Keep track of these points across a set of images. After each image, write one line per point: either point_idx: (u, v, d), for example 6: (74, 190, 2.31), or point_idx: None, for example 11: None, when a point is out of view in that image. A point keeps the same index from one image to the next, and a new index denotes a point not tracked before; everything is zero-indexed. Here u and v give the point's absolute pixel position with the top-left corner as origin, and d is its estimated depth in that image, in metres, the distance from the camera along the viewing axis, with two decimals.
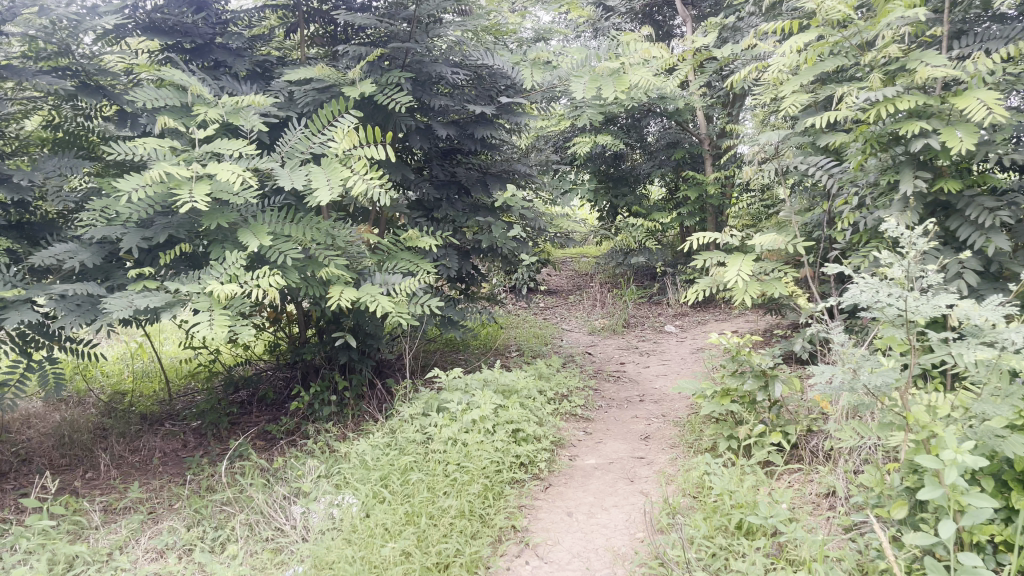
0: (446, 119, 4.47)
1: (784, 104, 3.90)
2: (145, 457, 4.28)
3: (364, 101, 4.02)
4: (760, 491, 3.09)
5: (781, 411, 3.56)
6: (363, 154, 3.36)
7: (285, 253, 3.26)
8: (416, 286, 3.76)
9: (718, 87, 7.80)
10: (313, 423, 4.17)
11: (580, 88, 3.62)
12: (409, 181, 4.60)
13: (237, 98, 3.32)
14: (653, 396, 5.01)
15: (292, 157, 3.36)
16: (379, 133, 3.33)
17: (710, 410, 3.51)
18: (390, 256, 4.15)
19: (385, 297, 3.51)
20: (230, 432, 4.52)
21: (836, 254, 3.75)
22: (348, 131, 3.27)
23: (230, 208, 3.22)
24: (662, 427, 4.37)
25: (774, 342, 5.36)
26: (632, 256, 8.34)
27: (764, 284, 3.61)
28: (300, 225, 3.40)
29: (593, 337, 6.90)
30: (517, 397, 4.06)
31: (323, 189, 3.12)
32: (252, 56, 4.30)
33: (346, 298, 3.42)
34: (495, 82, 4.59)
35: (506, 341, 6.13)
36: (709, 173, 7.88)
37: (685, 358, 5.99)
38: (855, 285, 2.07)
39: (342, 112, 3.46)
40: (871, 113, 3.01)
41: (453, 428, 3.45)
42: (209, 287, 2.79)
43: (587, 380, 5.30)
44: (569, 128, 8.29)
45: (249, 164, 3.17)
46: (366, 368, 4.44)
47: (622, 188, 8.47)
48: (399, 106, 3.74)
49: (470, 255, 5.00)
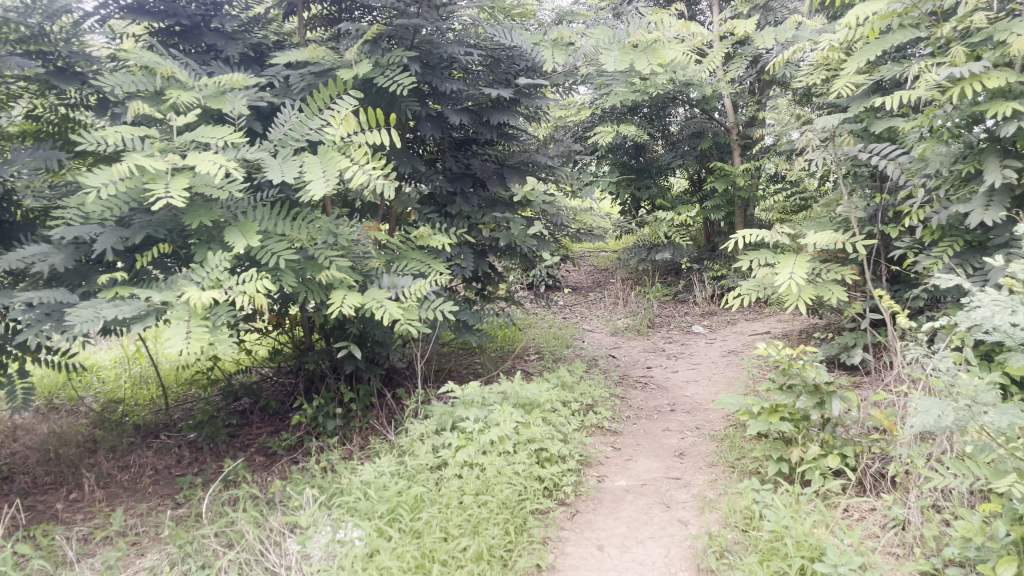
0: (459, 106, 4.09)
1: (838, 85, 3.50)
2: (135, 475, 3.96)
3: (365, 84, 3.66)
4: (820, 528, 2.70)
5: (837, 431, 3.17)
6: (364, 141, 3.01)
7: (278, 255, 2.91)
8: (427, 290, 3.40)
9: (746, 74, 7.41)
10: (317, 440, 3.82)
11: (611, 63, 3.28)
12: (419, 174, 4.24)
13: (218, 81, 3.06)
14: (685, 406, 4.63)
15: (285, 146, 3.02)
16: (382, 117, 2.98)
17: (757, 431, 3.13)
18: (399, 256, 3.79)
19: (392, 303, 3.14)
20: (228, 446, 4.19)
21: (897, 255, 3.36)
22: (345, 116, 2.92)
23: (216, 205, 2.88)
24: (697, 442, 3.99)
25: (815, 347, 4.96)
26: (656, 252, 7.94)
27: (817, 287, 3.22)
28: (295, 223, 3.05)
29: (616, 338, 6.51)
30: (540, 412, 3.68)
31: (319, 181, 2.77)
32: (246, 38, 3.95)
33: (349, 305, 3.05)
34: (513, 65, 4.10)
35: (525, 344, 5.76)
36: (738, 164, 7.47)
37: (716, 362, 5.62)
38: (986, 305, 1.98)
39: (340, 95, 3.11)
40: (954, 93, 2.61)
41: (469, 451, 3.08)
42: (187, 295, 2.43)
43: (613, 387, 4.92)
44: (588, 117, 7.90)
45: (236, 155, 2.84)
46: (374, 378, 4.09)
47: (645, 180, 8.09)
48: (404, 88, 3.39)
49: (487, 253, 4.64)
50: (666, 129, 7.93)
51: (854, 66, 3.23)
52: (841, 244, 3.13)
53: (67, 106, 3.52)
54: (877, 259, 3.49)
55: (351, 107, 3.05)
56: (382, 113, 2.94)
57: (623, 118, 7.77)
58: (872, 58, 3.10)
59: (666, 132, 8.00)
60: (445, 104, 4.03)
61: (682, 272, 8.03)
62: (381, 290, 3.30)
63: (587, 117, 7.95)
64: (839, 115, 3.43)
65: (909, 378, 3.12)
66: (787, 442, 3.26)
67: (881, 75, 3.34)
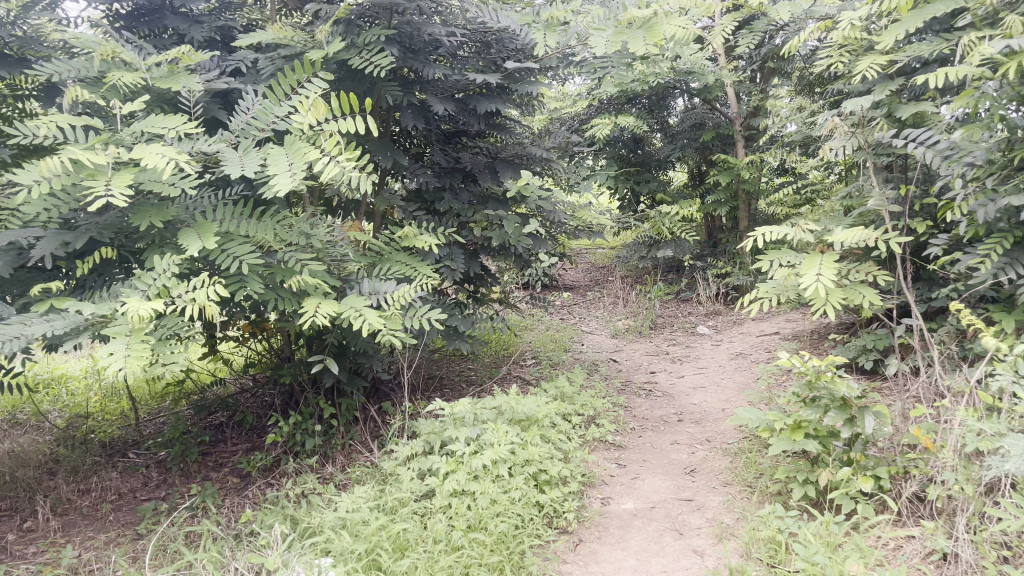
0: (445, 94, 3.78)
1: (861, 67, 3.25)
2: (97, 499, 3.63)
3: (341, 68, 3.35)
4: (858, 565, 2.37)
5: (869, 451, 2.85)
6: (336, 129, 2.70)
7: (240, 260, 2.58)
8: (412, 295, 3.07)
9: (750, 61, 7.12)
10: (295, 460, 3.49)
11: (600, 48, 2.70)
12: (403, 168, 3.91)
13: (168, 61, 2.84)
14: (693, 416, 4.32)
15: (247, 136, 2.71)
16: (356, 103, 2.68)
17: (780, 450, 2.81)
18: (382, 259, 3.47)
19: (372, 312, 2.81)
20: (200, 466, 3.86)
21: (931, 254, 3.05)
22: (314, 101, 2.61)
23: (169, 204, 2.55)
24: (708, 457, 3.69)
25: (831, 351, 4.65)
26: (657, 249, 7.57)
27: (845, 290, 2.91)
28: (261, 222, 2.72)
29: (617, 341, 6.18)
30: (538, 429, 3.35)
31: (284, 175, 2.46)
32: (212, 21, 3.62)
33: (322, 315, 2.72)
34: (503, 47, 3.78)
35: (521, 348, 5.45)
36: (741, 156, 7.16)
37: (724, 366, 5.32)
38: None
39: (308, 81, 2.83)
40: (1007, 68, 2.29)
41: (459, 477, 2.75)
42: (126, 307, 2.09)
43: (616, 395, 4.60)
44: (585, 109, 7.60)
45: (191, 147, 2.53)
46: (357, 390, 3.76)
47: (645, 173, 7.78)
48: (382, 71, 3.08)
49: (479, 254, 4.31)
50: (666, 121, 7.62)
51: (884, 42, 2.93)
52: (873, 242, 2.81)
53: (18, 98, 3.22)
54: (906, 258, 3.18)
55: (321, 91, 2.76)
56: (355, 98, 2.64)
57: (622, 109, 7.45)
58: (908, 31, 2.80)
59: (666, 124, 7.63)
60: (430, 93, 3.72)
61: (684, 270, 7.71)
62: (360, 297, 2.98)
63: (584, 109, 7.65)
64: (868, 97, 3.14)
65: (949, 390, 2.80)
66: (811, 462, 2.94)
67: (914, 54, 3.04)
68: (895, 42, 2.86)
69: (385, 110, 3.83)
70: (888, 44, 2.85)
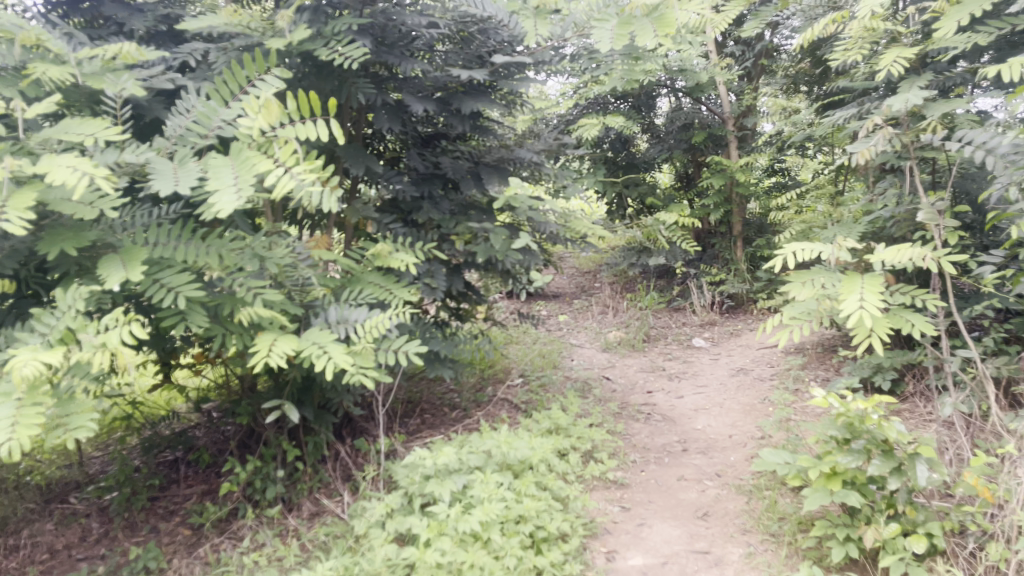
0: (424, 93, 3.32)
1: (882, 63, 3.04)
2: (25, 559, 3.17)
3: (304, 64, 2.88)
4: None
5: (918, 503, 2.47)
6: (293, 136, 2.29)
7: (177, 292, 2.15)
8: (387, 326, 2.66)
9: (742, 58, 6.82)
10: (256, 514, 3.06)
11: (606, 42, 2.20)
12: (377, 175, 3.49)
13: (97, 54, 2.39)
14: (699, 445, 3.95)
15: (186, 144, 2.29)
16: (318, 106, 2.27)
17: (816, 504, 2.44)
18: (352, 281, 3.05)
19: (339, 350, 2.38)
20: (147, 516, 3.42)
21: (991, 275, 2.70)
22: (266, 101, 2.20)
23: (89, 226, 2.11)
24: (722, 496, 3.30)
25: (844, 369, 4.28)
26: (648, 255, 7.15)
27: (889, 316, 2.53)
28: (204, 245, 2.29)
29: (609, 356, 5.78)
30: (533, 474, 2.94)
31: (228, 190, 2.05)
32: (155, 9, 3.14)
33: (278, 354, 2.29)
34: (487, 39, 3.36)
35: (508, 367, 5.05)
36: (734, 159, 6.84)
37: (726, 383, 4.96)
38: None
39: (260, 78, 2.41)
40: None
41: (446, 545, 2.34)
42: (12, 364, 1.65)
43: (612, 420, 4.22)
44: (570, 109, 7.23)
45: (116, 157, 2.09)
46: (326, 428, 3.33)
47: (633, 176, 7.35)
48: (351, 65, 2.66)
49: (463, 269, 3.90)
50: (652, 122, 7.30)
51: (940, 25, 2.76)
52: (921, 260, 2.43)
53: None
54: (949, 278, 2.82)
55: (275, 90, 2.35)
56: (319, 100, 2.23)
57: (608, 107, 7.08)
58: (973, 16, 2.66)
59: (653, 124, 7.31)
60: (407, 92, 3.27)
61: (676, 277, 7.35)
62: (325, 330, 2.55)
63: (569, 107, 7.27)
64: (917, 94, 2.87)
65: None
66: (848, 514, 2.56)
67: (971, 42, 2.88)
68: (954, 27, 2.68)
69: (356, 111, 3.40)
70: (947, 28, 2.68)
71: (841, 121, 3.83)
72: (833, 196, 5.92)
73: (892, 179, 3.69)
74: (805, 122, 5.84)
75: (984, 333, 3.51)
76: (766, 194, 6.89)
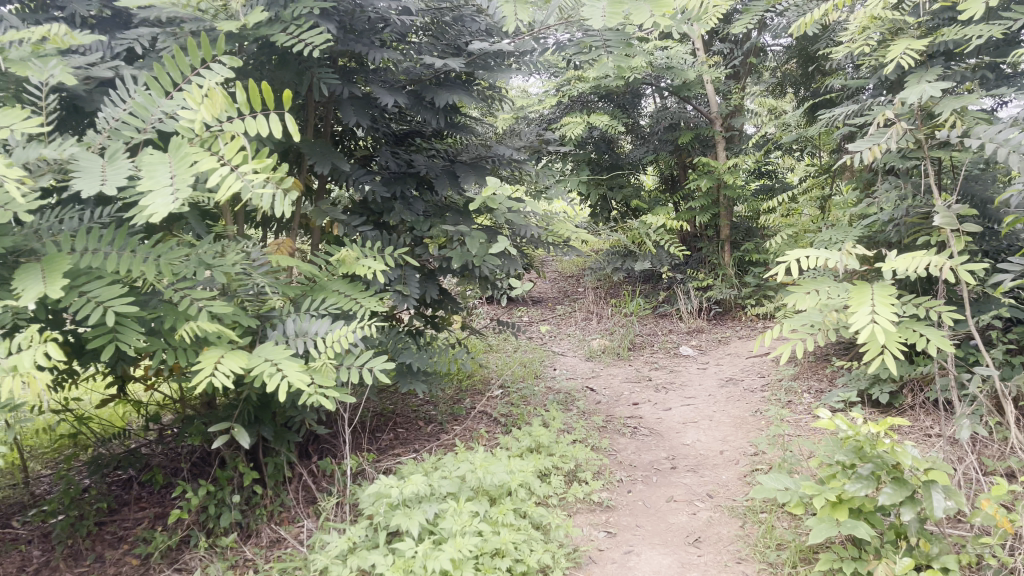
0: (396, 85, 3.10)
1: (892, 54, 2.91)
2: None
3: (264, 51, 2.63)
4: None
5: (931, 535, 2.25)
6: (241, 130, 2.03)
7: (105, 306, 1.89)
8: (351, 339, 2.42)
9: (731, 58, 6.66)
10: (208, 544, 2.79)
11: (596, 19, 1.98)
12: (344, 174, 3.24)
13: (21, 36, 2.10)
14: (688, 462, 3.73)
15: (120, 139, 2.02)
16: (270, 97, 2.03)
17: (821, 536, 2.21)
18: (315, 289, 2.80)
19: (293, 368, 2.13)
20: (92, 544, 3.13)
21: (1008, 284, 2.51)
22: (209, 91, 1.94)
23: (4, 231, 1.84)
24: (714, 518, 3.08)
25: (839, 381, 4.09)
26: (633, 260, 6.95)
27: (901, 329, 2.33)
28: (139, 253, 2.02)
29: (592, 365, 5.55)
30: (511, 500, 2.70)
31: (163, 190, 1.79)
32: None
33: (223, 374, 2.03)
34: (464, 28, 3.12)
35: (487, 378, 4.81)
36: (722, 160, 6.65)
37: (715, 394, 4.75)
38: None
39: (207, 66, 2.16)
40: None
41: None
42: None
43: (597, 435, 3.99)
44: (554, 107, 7.02)
45: (34, 152, 1.82)
46: (288, 448, 3.07)
47: (618, 178, 7.15)
48: (312, 52, 2.41)
49: (438, 275, 3.66)
50: (636, 123, 7.11)
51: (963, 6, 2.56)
52: (937, 268, 2.22)
53: None
54: (964, 285, 2.61)
55: (222, 79, 2.10)
56: (270, 90, 1.99)
57: (592, 106, 6.89)
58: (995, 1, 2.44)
59: (637, 125, 7.13)
60: (376, 84, 3.04)
61: (662, 282, 7.14)
62: (280, 345, 2.30)
63: (552, 107, 7.06)
64: (931, 85, 2.65)
65: None
66: (855, 546, 2.33)
67: (980, 33, 2.81)
68: (982, 6, 2.44)
69: (322, 106, 3.16)
70: (975, 8, 2.42)
71: (841, 117, 3.65)
72: (824, 199, 5.76)
73: (891, 180, 3.50)
74: (796, 121, 5.67)
75: (988, 344, 3.32)
76: (754, 198, 6.72)
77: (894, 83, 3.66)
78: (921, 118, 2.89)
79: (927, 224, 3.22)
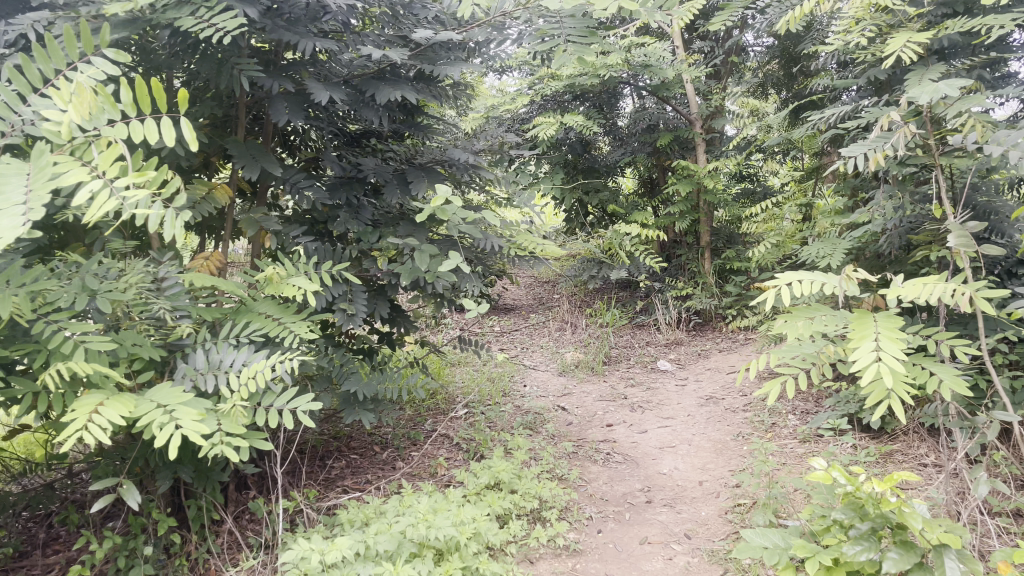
0: (334, 80, 2.74)
1: (892, 47, 2.60)
2: None
3: (175, 38, 2.27)
4: None
5: None
6: (122, 134, 1.67)
7: None
8: (269, 374, 2.06)
9: (712, 57, 6.37)
10: None
11: None
12: (278, 179, 2.88)
13: None
14: (664, 495, 3.41)
15: None
16: (160, 98, 1.68)
17: None
18: (238, 312, 2.45)
19: (190, 414, 1.78)
20: None
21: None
22: (78, 86, 1.59)
23: None
24: (692, 565, 2.75)
25: (828, 404, 3.79)
26: (609, 268, 6.63)
27: (909, 365, 2.02)
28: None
29: (565, 381, 5.22)
30: (461, 556, 2.35)
31: (12, 209, 1.42)
32: None
33: (101, 425, 1.67)
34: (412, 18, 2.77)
35: (451, 397, 4.45)
36: (702, 163, 6.36)
37: (695, 414, 4.44)
38: None
39: (87, 58, 1.80)
40: None
41: None
42: None
43: (566, 463, 3.66)
44: (528, 106, 6.70)
45: None
46: (213, 489, 2.70)
47: (594, 181, 6.83)
48: (225, 38, 2.05)
49: (389, 291, 3.31)
50: (613, 123, 6.80)
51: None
52: (952, 297, 1.90)
53: None
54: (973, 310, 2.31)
55: (104, 75, 1.74)
56: (159, 89, 1.64)
57: (567, 106, 6.57)
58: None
59: (614, 125, 6.82)
60: (311, 78, 2.68)
61: (639, 290, 6.83)
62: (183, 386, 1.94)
63: (526, 105, 6.72)
64: (943, 82, 2.33)
65: None
66: None
67: (989, 25, 2.53)
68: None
69: (253, 103, 2.80)
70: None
71: (831, 120, 3.35)
72: (809, 205, 5.47)
73: (886, 188, 3.20)
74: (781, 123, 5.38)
75: (990, 369, 3.03)
76: (735, 203, 6.44)
77: (892, 81, 3.36)
78: (930, 122, 2.60)
79: (927, 238, 2.92)
